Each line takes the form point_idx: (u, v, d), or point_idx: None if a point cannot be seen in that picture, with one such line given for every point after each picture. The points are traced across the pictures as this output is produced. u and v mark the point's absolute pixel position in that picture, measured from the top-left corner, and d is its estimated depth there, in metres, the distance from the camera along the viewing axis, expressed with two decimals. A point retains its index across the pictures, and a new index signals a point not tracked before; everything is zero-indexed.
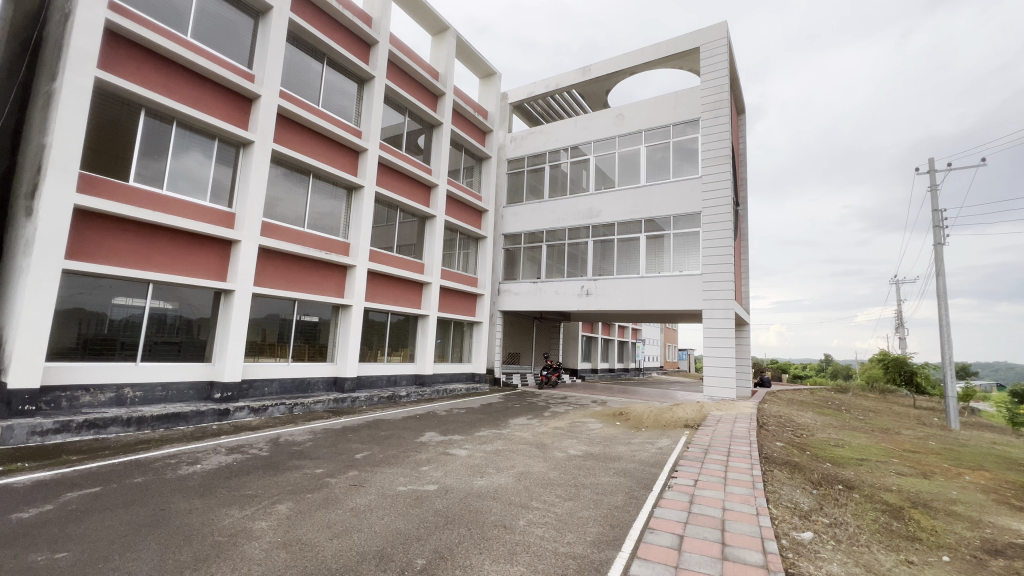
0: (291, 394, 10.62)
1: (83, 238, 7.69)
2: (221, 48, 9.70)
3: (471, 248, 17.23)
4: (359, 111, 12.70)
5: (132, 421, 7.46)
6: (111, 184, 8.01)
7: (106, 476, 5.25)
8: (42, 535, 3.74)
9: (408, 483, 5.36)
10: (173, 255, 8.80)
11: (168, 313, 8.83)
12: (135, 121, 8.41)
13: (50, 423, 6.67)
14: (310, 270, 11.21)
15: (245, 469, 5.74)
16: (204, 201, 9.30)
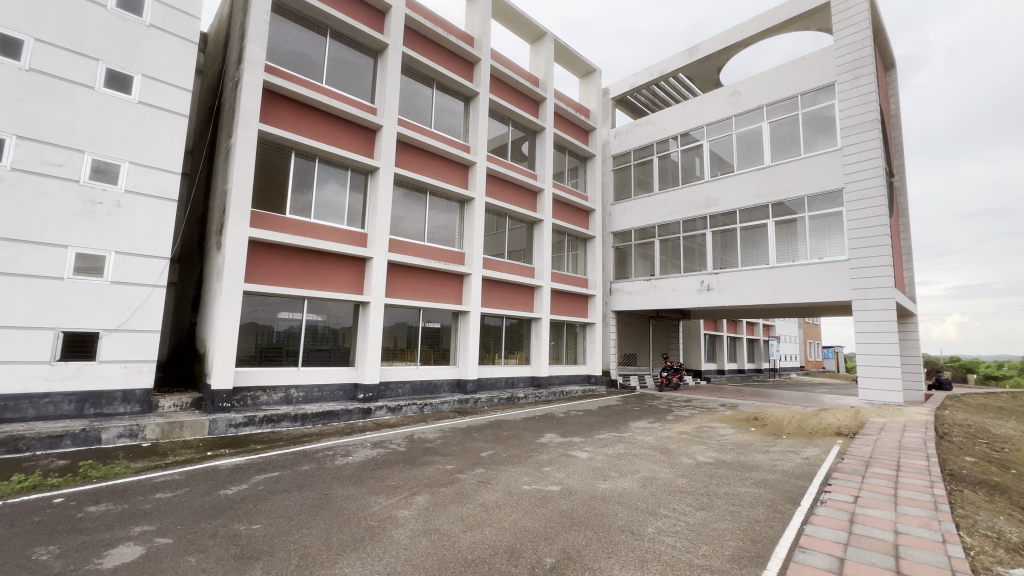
0: (421, 395, 11.58)
1: (256, 264, 9.29)
2: (349, 89, 11.01)
3: (580, 249, 17.12)
4: (467, 127, 13.42)
5: (298, 417, 8.76)
6: (274, 218, 9.55)
7: (282, 462, 6.25)
8: (240, 509, 4.58)
9: (532, 483, 5.49)
10: (322, 273, 10.18)
11: (319, 324, 10.20)
12: (288, 162, 9.91)
13: (241, 417, 8.14)
14: (431, 280, 12.11)
15: (387, 462, 6.39)
16: (342, 225, 10.58)
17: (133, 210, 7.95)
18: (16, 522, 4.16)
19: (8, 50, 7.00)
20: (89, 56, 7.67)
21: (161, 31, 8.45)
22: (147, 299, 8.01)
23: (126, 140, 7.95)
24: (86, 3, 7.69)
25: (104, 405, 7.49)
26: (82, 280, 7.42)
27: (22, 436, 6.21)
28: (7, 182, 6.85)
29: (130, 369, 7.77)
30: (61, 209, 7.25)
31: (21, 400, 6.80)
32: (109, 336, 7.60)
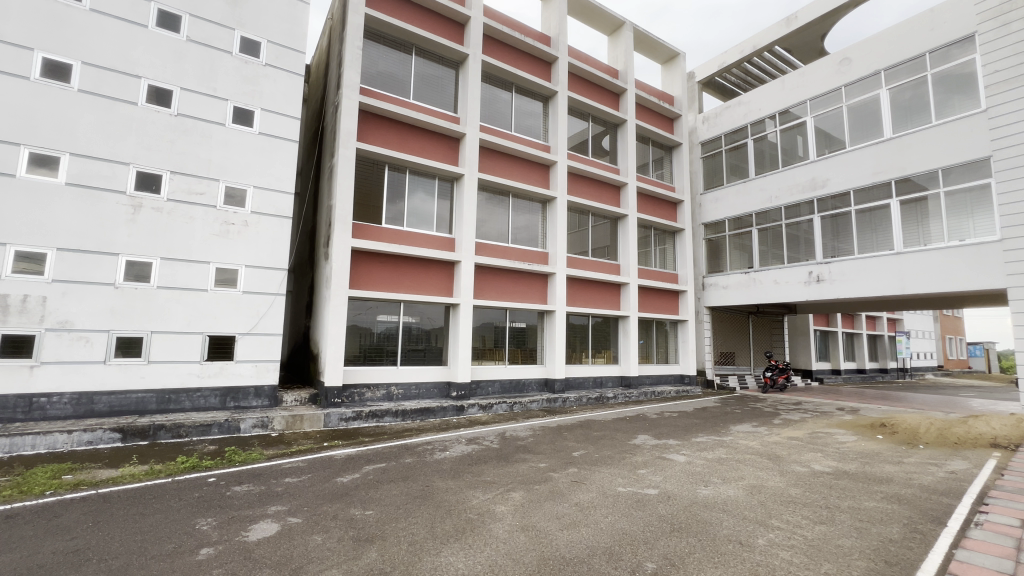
0: (510, 393, 11.83)
1: (359, 271, 10.13)
2: (434, 101, 11.58)
3: (668, 243, 16.36)
4: (546, 127, 13.46)
5: (399, 412, 9.38)
6: (372, 228, 10.33)
7: (388, 455, 6.75)
8: (355, 496, 5.02)
9: (627, 485, 5.37)
10: (415, 278, 10.81)
11: (414, 325, 10.84)
12: (382, 176, 10.67)
13: (350, 412, 8.90)
14: (516, 281, 12.32)
15: (482, 457, 6.63)
16: (431, 232, 11.16)
17: (257, 228, 9.05)
18: (184, 496, 4.96)
19: (162, 100, 8.34)
20: (220, 97, 8.88)
21: (274, 68, 9.52)
22: (271, 306, 9.07)
23: (250, 167, 9.07)
24: (216, 52, 8.90)
25: (241, 399, 8.64)
26: (221, 291, 8.61)
27: (182, 424, 7.38)
28: (164, 211, 8.19)
29: (260, 368, 8.86)
30: (203, 231, 8.49)
31: (180, 393, 8.08)
32: (242, 339, 8.74)
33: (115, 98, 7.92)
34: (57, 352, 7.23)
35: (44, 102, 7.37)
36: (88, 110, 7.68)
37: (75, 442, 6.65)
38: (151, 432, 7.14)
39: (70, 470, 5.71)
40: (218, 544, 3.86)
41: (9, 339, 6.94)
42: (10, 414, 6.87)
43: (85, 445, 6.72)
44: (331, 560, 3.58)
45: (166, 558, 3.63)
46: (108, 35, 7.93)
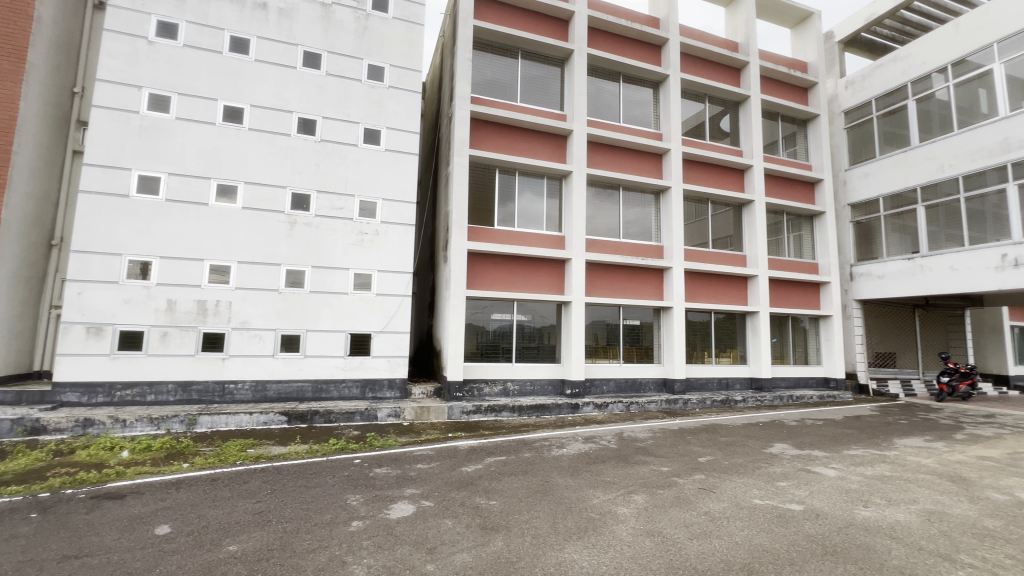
0: (626, 393, 11.49)
1: (475, 272, 10.65)
2: (541, 101, 11.69)
3: (805, 229, 14.49)
4: (657, 114, 12.78)
5: (516, 408, 9.65)
6: (486, 230, 10.80)
7: (507, 448, 6.97)
8: (479, 485, 5.29)
9: (765, 497, 4.86)
10: (527, 277, 11.05)
11: (527, 323, 11.07)
12: (493, 179, 11.08)
13: (470, 405, 9.39)
14: (629, 276, 11.92)
15: (601, 457, 6.52)
16: (541, 231, 11.30)
17: (387, 236, 9.98)
18: (337, 473, 5.69)
19: (308, 130, 9.64)
20: (354, 121, 9.97)
21: (397, 88, 10.39)
22: (399, 307, 9.93)
23: (379, 181, 10.03)
24: (349, 82, 10.01)
25: (377, 390, 9.61)
26: (359, 294, 9.66)
27: (333, 411, 8.44)
28: (314, 225, 9.46)
29: (393, 362, 9.76)
30: (344, 241, 9.63)
31: (329, 383, 9.26)
32: (377, 336, 9.71)
33: (274, 133, 9.37)
34: (240, 347, 8.79)
35: (225, 143, 9.04)
36: (255, 146, 9.22)
37: (254, 422, 7.98)
38: (309, 417, 8.28)
39: (252, 445, 6.87)
40: (365, 518, 4.34)
41: (208, 336, 8.65)
42: (210, 396, 8.54)
43: (261, 425, 8.03)
44: (461, 544, 3.81)
45: (326, 526, 4.19)
46: (267, 80, 9.43)
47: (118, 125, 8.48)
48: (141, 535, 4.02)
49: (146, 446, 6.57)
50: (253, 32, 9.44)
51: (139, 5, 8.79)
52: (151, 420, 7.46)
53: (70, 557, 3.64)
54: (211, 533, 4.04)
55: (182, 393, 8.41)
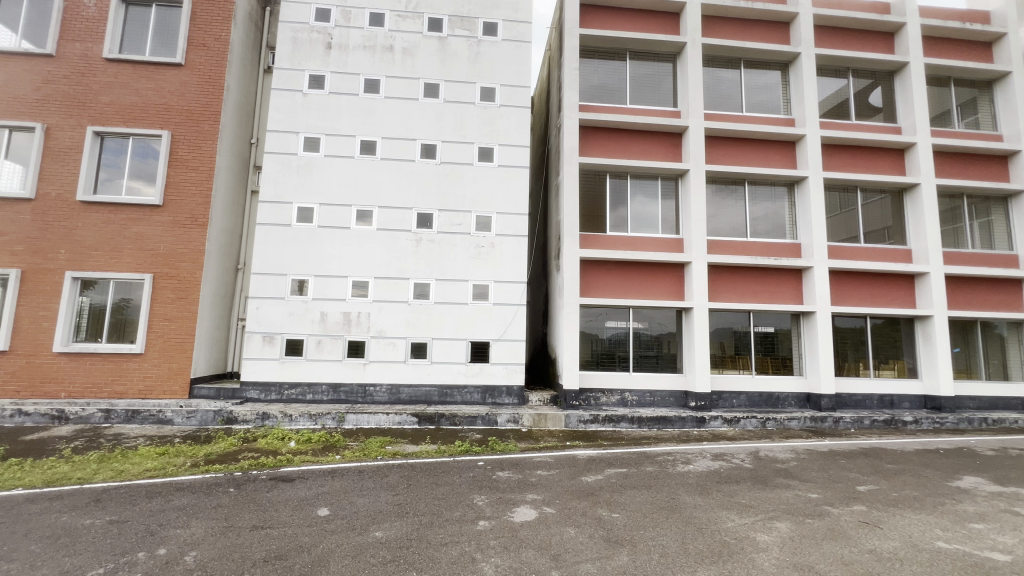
0: (761, 408, 10.39)
1: (588, 280, 10.57)
2: (652, 100, 11.28)
3: (996, 214, 11.80)
4: (788, 97, 11.51)
5: (635, 419, 9.27)
6: (598, 237, 10.69)
7: (629, 460, 6.75)
8: (600, 496, 5.20)
9: (953, 541, 4.02)
10: (643, 283, 10.66)
11: (644, 331, 10.64)
12: (604, 185, 10.94)
13: (587, 415, 9.25)
14: (760, 279, 10.82)
15: (734, 477, 5.97)
16: (657, 234, 10.83)
17: (502, 248, 10.37)
18: (463, 473, 6.03)
19: (429, 154, 10.51)
20: (469, 142, 10.61)
21: (508, 106, 10.82)
22: (515, 315, 10.21)
23: (494, 196, 10.51)
24: (464, 105, 10.71)
25: (497, 396, 9.99)
26: (478, 304, 10.18)
27: (457, 414, 8.97)
28: (436, 241, 10.24)
29: (511, 369, 10.06)
30: (463, 254, 10.25)
31: (453, 388, 9.88)
32: (496, 344, 10.11)
33: (401, 160, 10.40)
34: (378, 353, 9.83)
35: (363, 173, 10.28)
36: (387, 174, 10.32)
37: (391, 422, 8.83)
38: (437, 419, 8.91)
39: (389, 442, 7.61)
40: (491, 519, 4.53)
41: (352, 344, 9.83)
42: (355, 397, 9.67)
43: (396, 425, 8.84)
44: (585, 554, 3.78)
45: (456, 522, 4.46)
46: (395, 114, 10.52)
47: (282, 167, 10.15)
48: (308, 514, 4.69)
49: (307, 438, 7.66)
50: (383, 73, 10.62)
51: (296, 64, 10.47)
52: (311, 416, 8.68)
53: (258, 527, 4.39)
54: (360, 519, 4.56)
55: (333, 393, 9.66)
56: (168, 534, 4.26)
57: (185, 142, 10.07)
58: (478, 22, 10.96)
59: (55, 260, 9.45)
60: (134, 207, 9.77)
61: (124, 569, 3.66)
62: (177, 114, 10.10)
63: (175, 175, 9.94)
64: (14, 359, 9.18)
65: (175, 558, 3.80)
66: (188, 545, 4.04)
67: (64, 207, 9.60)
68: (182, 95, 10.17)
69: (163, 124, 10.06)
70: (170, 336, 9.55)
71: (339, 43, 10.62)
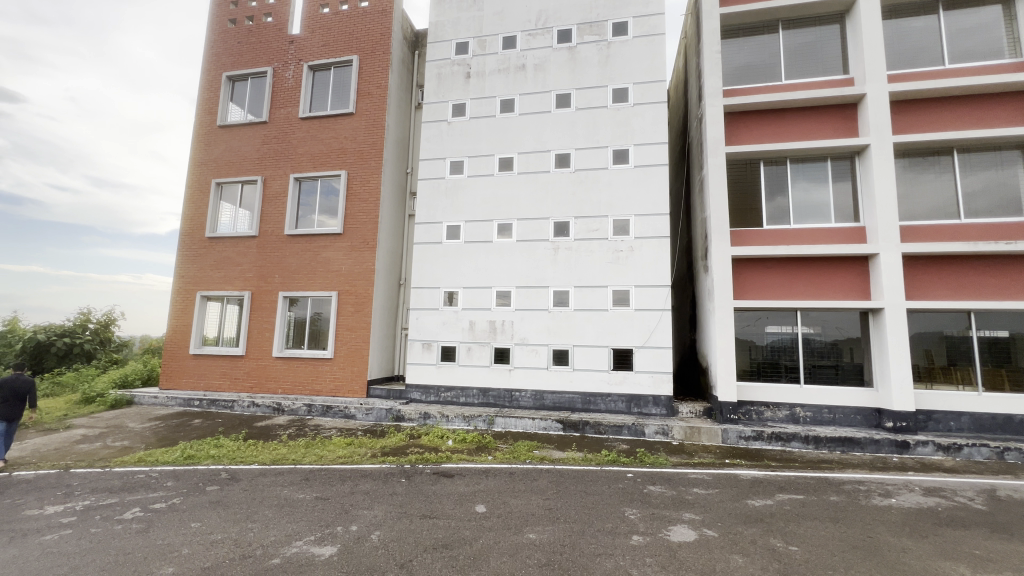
0: (993, 434, 8.15)
1: (742, 281, 9.55)
2: (815, 71, 9.80)
3: None
4: (1015, 36, 9.00)
5: (810, 439, 7.99)
6: (751, 233, 9.62)
7: (806, 486, 5.86)
8: (773, 524, 4.59)
9: None
10: (813, 281, 9.23)
11: (817, 337, 9.19)
12: (758, 175, 9.83)
13: (749, 431, 8.27)
14: (983, 270, 8.55)
15: (958, 519, 4.76)
16: (829, 224, 9.31)
17: (642, 251, 9.92)
18: (612, 484, 5.89)
19: (564, 163, 10.65)
20: (602, 146, 10.47)
21: (642, 104, 10.37)
22: (660, 321, 9.64)
23: (631, 199, 10.14)
24: (597, 110, 10.62)
25: (643, 405, 9.52)
26: (619, 309, 9.89)
27: (601, 423, 8.80)
28: (574, 249, 10.29)
29: (657, 378, 9.52)
30: (600, 260, 10.10)
31: (597, 396, 9.74)
32: (639, 351, 9.67)
33: (537, 172, 10.74)
34: (522, 359, 10.21)
35: (502, 189, 10.86)
36: (524, 187, 10.75)
37: (537, 427, 9.07)
38: (581, 426, 8.88)
39: (537, 447, 7.81)
40: (646, 535, 4.32)
41: (498, 350, 10.39)
42: (502, 401, 10.17)
43: (542, 430, 9.05)
44: None
45: (608, 534, 4.36)
46: (530, 128, 10.93)
47: (433, 191, 11.29)
48: (468, 509, 5.04)
49: (463, 437, 8.27)
50: (517, 92, 11.13)
51: (441, 97, 11.60)
52: (465, 417, 9.37)
53: (427, 516, 4.87)
54: (515, 519, 4.75)
55: (483, 396, 10.30)
56: (358, 513, 4.98)
57: (357, 178, 11.84)
58: (607, 24, 10.83)
59: (272, 283, 11.89)
60: (323, 236, 11.80)
61: (329, 538, 4.37)
62: (352, 156, 11.94)
63: (351, 207, 11.74)
64: (248, 361, 11.76)
65: (365, 536, 4.41)
66: (373, 525, 4.66)
67: (277, 240, 12.05)
68: (355, 139, 12.00)
69: (341, 165, 11.99)
70: (352, 344, 11.24)
71: (477, 71, 11.46)
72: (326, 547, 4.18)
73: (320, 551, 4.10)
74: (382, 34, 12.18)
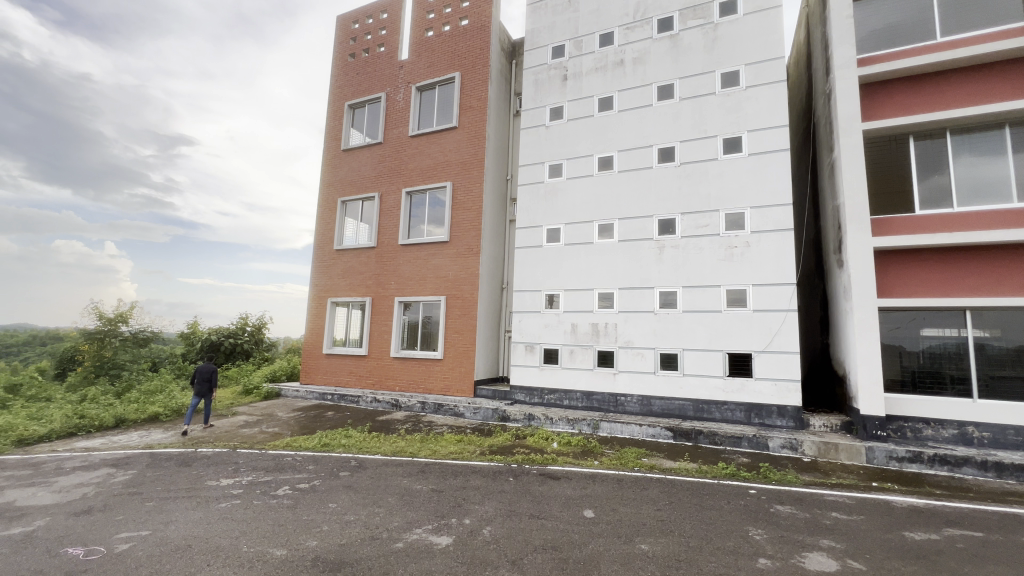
0: None
1: (887, 276, 8.26)
2: (984, 21, 8.12)
3: None
4: None
5: (989, 465, 6.61)
6: (898, 220, 8.26)
7: (987, 523, 4.84)
8: (941, 564, 3.87)
9: None
10: (988, 275, 7.64)
11: (996, 342, 7.59)
12: (907, 153, 8.45)
13: (903, 451, 7.08)
14: None
15: None
16: (1010, 204, 7.62)
17: (761, 246, 9.04)
18: (732, 500, 5.43)
19: (667, 157, 10.14)
20: (711, 135, 9.78)
21: (755, 86, 9.49)
22: (783, 323, 8.67)
23: (745, 190, 9.32)
24: (703, 98, 9.95)
25: (765, 416, 8.65)
26: (734, 311, 9.12)
27: (717, 433, 8.17)
28: (681, 246, 9.72)
29: (782, 386, 8.58)
30: (712, 258, 9.42)
31: (711, 404, 9.07)
32: (759, 356, 8.81)
33: (639, 169, 10.36)
34: (627, 363, 9.90)
35: (602, 189, 10.68)
36: (625, 186, 10.44)
37: (645, 434, 8.71)
38: (694, 435, 8.33)
39: (645, 454, 7.49)
40: (775, 559, 3.91)
41: (601, 353, 10.19)
42: (607, 405, 9.94)
43: (650, 437, 8.67)
44: None
45: (730, 554, 4.03)
46: (630, 125, 10.60)
47: (533, 196, 11.49)
48: (576, 513, 5.01)
49: (568, 440, 8.25)
50: (616, 89, 10.87)
51: (539, 103, 11.77)
52: (569, 420, 9.32)
53: (535, 516, 4.93)
54: (626, 528, 4.60)
55: (587, 400, 10.17)
56: (470, 507, 5.20)
57: (461, 188, 12.46)
58: (713, 5, 10.12)
59: (389, 289, 13.00)
60: (432, 245, 12.61)
61: (445, 529, 4.63)
62: (456, 168, 12.61)
63: (456, 216, 12.40)
64: (370, 360, 12.98)
65: (477, 529, 4.59)
66: (484, 520, 4.84)
67: (393, 250, 13.15)
68: (460, 151, 12.65)
69: (447, 177, 12.73)
70: (459, 345, 11.84)
71: (574, 72, 11.43)
72: (442, 537, 4.44)
73: (437, 540, 4.37)
74: (481, 49, 12.71)
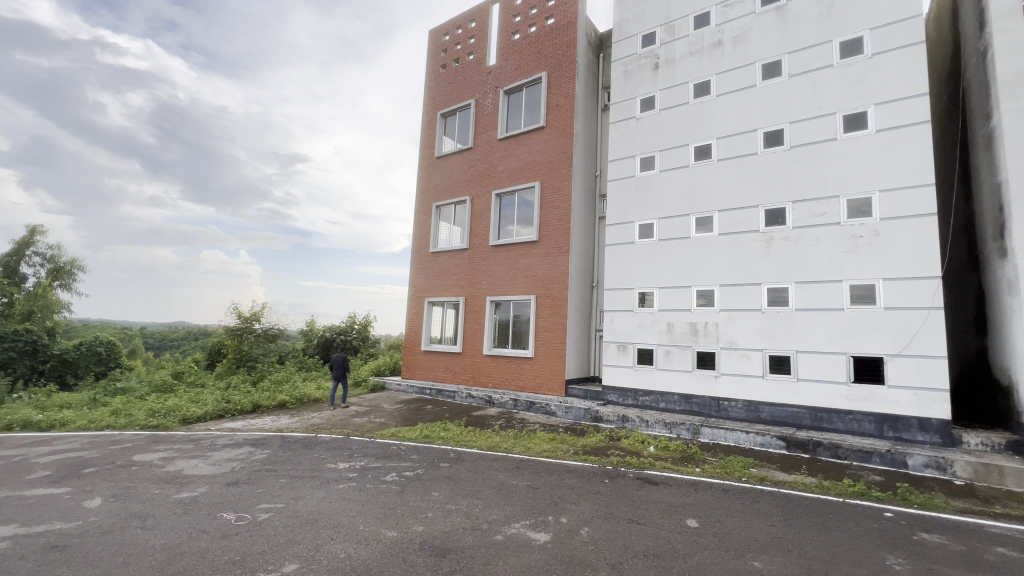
0: None
1: None
2: None
3: None
4: None
5: None
6: None
7: None
8: None
9: None
10: None
11: None
12: None
13: None
14: None
15: None
16: None
17: (893, 235, 7.89)
18: (862, 522, 4.81)
19: (775, 141, 9.27)
20: (827, 113, 8.75)
21: (884, 52, 8.31)
22: (924, 323, 7.49)
23: (872, 172, 8.21)
24: (818, 72, 8.94)
25: (902, 430, 7.53)
26: (860, 309, 8.08)
27: (840, 445, 7.30)
28: (793, 238, 8.83)
29: (923, 396, 7.42)
30: (831, 250, 8.43)
31: (832, 413, 8.12)
32: (893, 361, 7.70)
33: (741, 156, 9.59)
34: (730, 365, 9.22)
35: (699, 180, 10.07)
36: (726, 175, 9.73)
37: (752, 442, 8.05)
38: (812, 447, 7.51)
39: (754, 464, 6.91)
40: None
41: (701, 354, 9.61)
42: (709, 410, 9.35)
43: (759, 446, 7.99)
44: None
45: None
46: (730, 109, 9.86)
47: (624, 191, 11.18)
48: (677, 521, 4.78)
49: (665, 445, 7.89)
50: (713, 72, 10.18)
51: (629, 94, 11.42)
52: (666, 424, 8.93)
53: (633, 520, 4.79)
54: (735, 542, 4.29)
55: (685, 404, 9.65)
56: (566, 507, 5.19)
57: (550, 188, 12.48)
58: None
59: (481, 289, 13.44)
60: (522, 245, 12.80)
61: (542, 525, 4.68)
62: (545, 167, 12.67)
63: (545, 215, 12.45)
64: (465, 358, 13.52)
65: (575, 529, 4.57)
66: (582, 520, 4.80)
67: (484, 251, 13.58)
68: (548, 151, 12.69)
69: (535, 177, 12.83)
70: (550, 344, 11.87)
71: (666, 59, 10.91)
72: (540, 533, 4.49)
73: (536, 536, 4.43)
74: (567, 47, 12.64)
